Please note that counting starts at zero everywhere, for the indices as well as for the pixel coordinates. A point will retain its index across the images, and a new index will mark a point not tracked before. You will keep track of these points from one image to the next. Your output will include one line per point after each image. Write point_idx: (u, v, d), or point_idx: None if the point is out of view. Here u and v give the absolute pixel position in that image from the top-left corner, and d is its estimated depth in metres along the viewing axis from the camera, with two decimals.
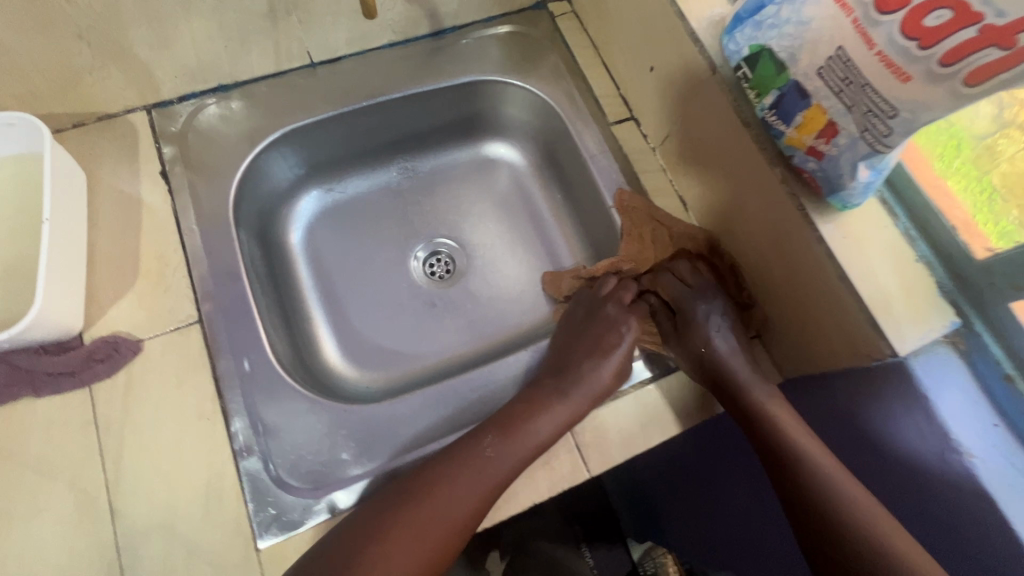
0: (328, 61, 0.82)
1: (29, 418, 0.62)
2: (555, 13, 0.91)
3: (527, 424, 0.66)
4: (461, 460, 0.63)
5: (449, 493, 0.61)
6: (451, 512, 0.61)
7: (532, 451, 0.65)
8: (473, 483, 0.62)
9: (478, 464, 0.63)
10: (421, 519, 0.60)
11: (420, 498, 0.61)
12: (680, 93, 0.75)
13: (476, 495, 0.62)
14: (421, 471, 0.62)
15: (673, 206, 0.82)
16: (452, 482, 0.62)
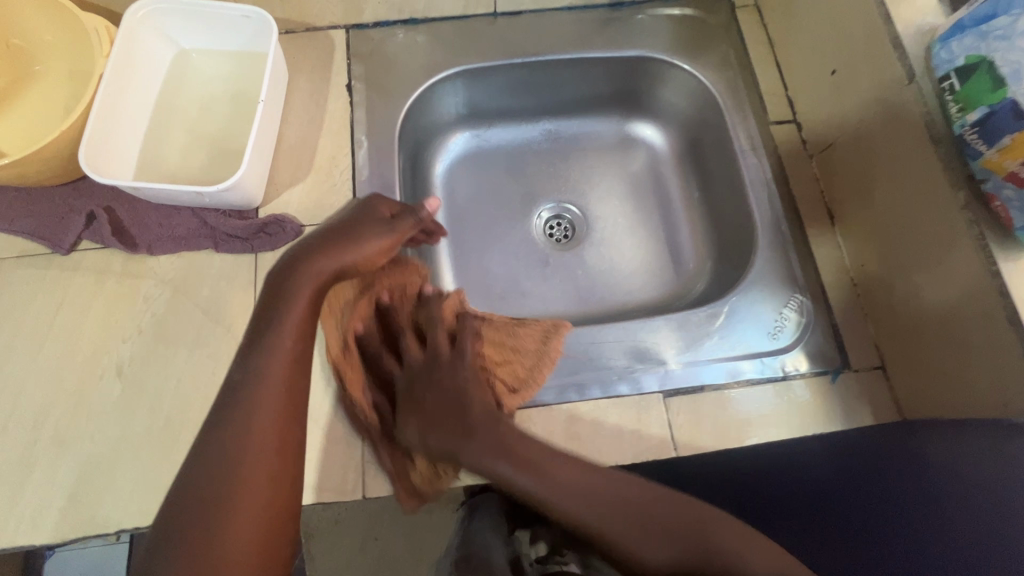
0: (510, 13, 0.87)
1: (207, 267, 0.72)
2: (736, 3, 0.90)
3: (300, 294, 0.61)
4: (268, 321, 0.59)
5: (244, 428, 0.53)
6: (253, 447, 0.52)
7: (283, 366, 0.56)
8: (262, 408, 0.54)
9: (279, 328, 0.58)
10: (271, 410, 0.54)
11: (257, 388, 0.55)
12: (859, 100, 0.72)
13: (267, 427, 0.53)
14: (218, 412, 0.54)
15: (818, 216, 0.79)
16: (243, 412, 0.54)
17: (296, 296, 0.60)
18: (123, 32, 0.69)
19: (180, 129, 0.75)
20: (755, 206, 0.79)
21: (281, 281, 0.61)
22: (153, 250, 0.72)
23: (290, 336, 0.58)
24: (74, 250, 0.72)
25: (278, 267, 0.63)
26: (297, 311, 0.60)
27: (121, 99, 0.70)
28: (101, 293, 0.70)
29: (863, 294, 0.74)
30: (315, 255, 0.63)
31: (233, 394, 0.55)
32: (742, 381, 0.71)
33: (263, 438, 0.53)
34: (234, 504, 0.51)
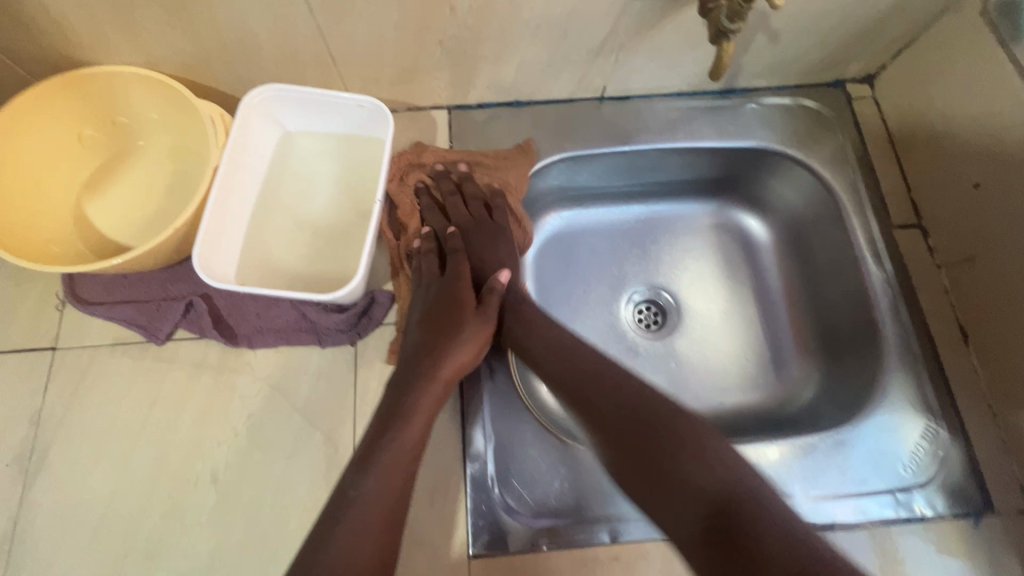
0: (618, 98, 0.84)
1: (305, 365, 0.69)
2: (852, 94, 0.86)
3: (414, 409, 0.58)
4: (385, 435, 0.56)
5: (354, 530, 0.49)
6: (354, 551, 0.48)
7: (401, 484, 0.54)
8: (370, 519, 0.50)
9: (394, 442, 0.55)
10: (376, 524, 0.50)
11: (366, 499, 0.51)
12: (1007, 220, 0.67)
13: (374, 537, 0.50)
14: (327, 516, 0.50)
15: (950, 334, 0.74)
16: (355, 516, 0.50)
17: (411, 407, 0.58)
18: (240, 118, 0.67)
19: (282, 215, 0.72)
20: (882, 319, 0.74)
21: (402, 390, 0.60)
22: (251, 342, 0.69)
23: (405, 454, 0.55)
24: (170, 339, 0.69)
25: (397, 377, 0.62)
26: (417, 425, 0.58)
27: (231, 186, 0.68)
28: (196, 388, 0.67)
29: (1005, 427, 0.69)
30: (438, 362, 0.62)
31: (341, 505, 0.51)
32: (875, 519, 0.66)
33: (366, 549, 0.49)
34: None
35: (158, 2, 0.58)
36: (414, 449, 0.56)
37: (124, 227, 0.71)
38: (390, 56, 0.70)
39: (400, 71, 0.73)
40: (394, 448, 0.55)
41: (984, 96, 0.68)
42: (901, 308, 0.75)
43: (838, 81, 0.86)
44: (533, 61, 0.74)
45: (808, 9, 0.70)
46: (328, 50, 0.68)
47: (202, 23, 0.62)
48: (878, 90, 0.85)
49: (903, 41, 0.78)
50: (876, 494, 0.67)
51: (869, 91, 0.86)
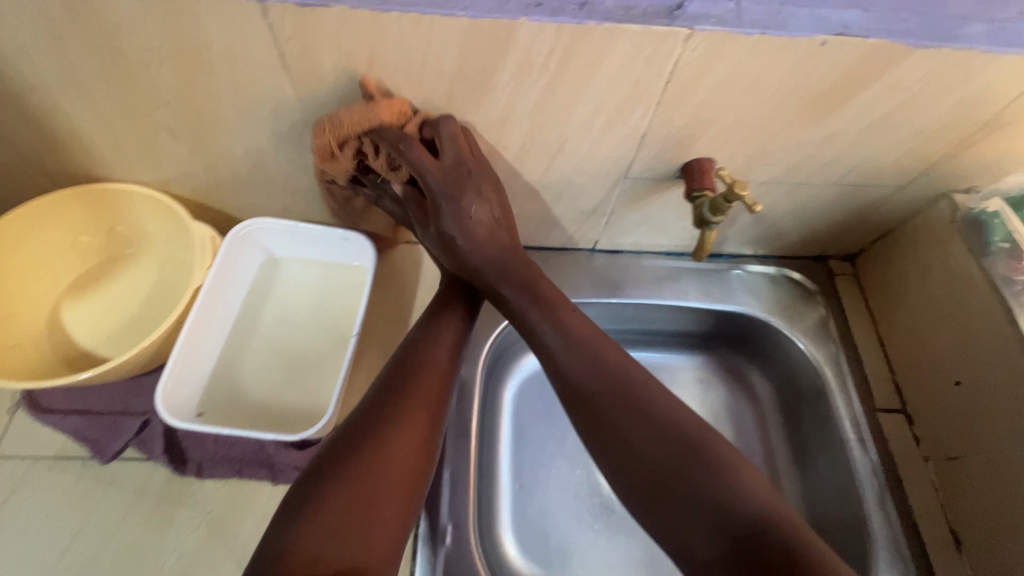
0: (609, 251, 0.87)
1: (254, 502, 0.65)
2: (834, 270, 0.89)
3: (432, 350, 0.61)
4: (407, 371, 0.58)
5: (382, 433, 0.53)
6: (383, 455, 0.51)
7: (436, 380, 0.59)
8: (403, 426, 0.54)
9: (411, 373, 0.58)
10: (395, 448, 0.52)
11: (392, 422, 0.54)
12: (993, 426, 0.66)
13: (405, 434, 0.53)
14: (366, 411, 0.54)
15: (941, 539, 0.69)
16: (381, 425, 0.53)
17: (439, 332, 0.63)
18: (227, 247, 0.69)
19: (260, 339, 0.72)
20: (869, 513, 0.70)
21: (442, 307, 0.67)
22: (201, 471, 0.65)
23: (441, 355, 0.61)
24: (115, 459, 0.66)
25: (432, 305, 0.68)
26: (448, 346, 0.63)
27: (209, 311, 0.68)
28: (130, 517, 0.63)
29: None
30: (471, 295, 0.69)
31: (368, 422, 0.54)
32: None
33: (394, 441, 0.52)
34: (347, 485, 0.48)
35: (182, 140, 0.63)
36: (438, 374, 0.59)
37: (104, 337, 0.72)
38: None
39: None
40: (419, 381, 0.58)
41: (962, 297, 0.70)
42: (888, 502, 0.71)
43: (820, 256, 0.90)
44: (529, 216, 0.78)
45: (789, 198, 0.75)
46: None
47: (220, 159, 0.66)
48: (858, 268, 0.89)
49: (880, 230, 0.82)
50: None
51: (850, 269, 0.89)
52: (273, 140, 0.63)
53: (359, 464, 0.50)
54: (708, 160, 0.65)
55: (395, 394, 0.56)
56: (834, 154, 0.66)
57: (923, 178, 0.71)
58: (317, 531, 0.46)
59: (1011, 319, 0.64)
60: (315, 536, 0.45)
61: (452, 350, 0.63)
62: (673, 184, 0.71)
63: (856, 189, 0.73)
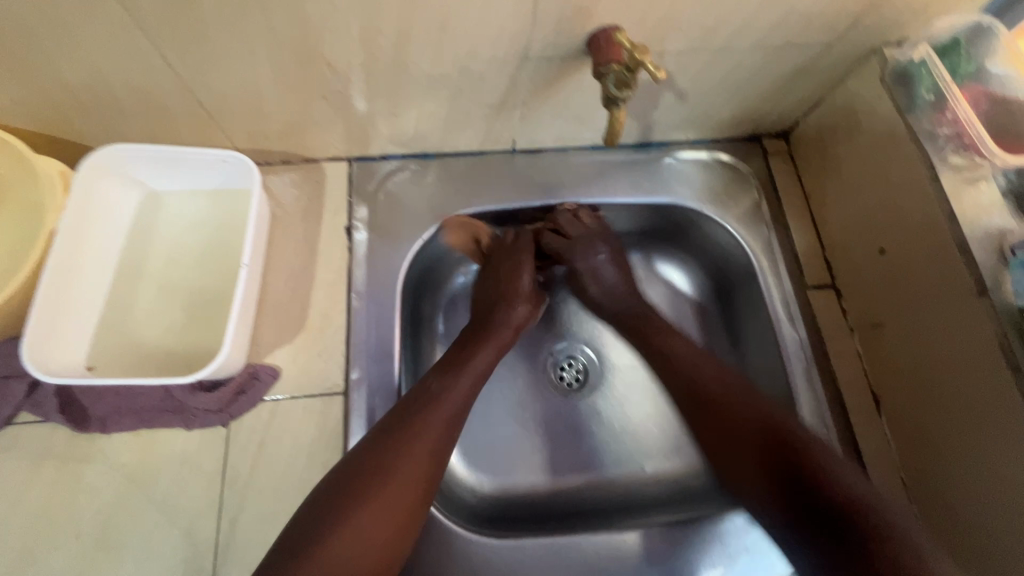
0: (529, 150, 0.80)
1: (168, 450, 0.62)
2: (769, 149, 0.85)
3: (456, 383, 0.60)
4: (430, 400, 0.58)
5: (408, 456, 0.54)
6: (404, 481, 0.53)
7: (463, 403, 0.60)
8: (421, 447, 0.55)
9: (433, 403, 0.58)
10: (406, 477, 0.53)
11: (402, 443, 0.55)
12: (912, 288, 0.65)
13: (426, 460, 0.55)
14: (389, 434, 0.55)
15: (863, 402, 0.72)
16: (404, 447, 0.54)
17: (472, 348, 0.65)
18: (80, 185, 0.60)
19: (148, 283, 0.65)
20: (796, 386, 0.72)
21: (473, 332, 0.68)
22: (106, 428, 0.61)
23: (465, 378, 0.61)
24: (9, 425, 0.61)
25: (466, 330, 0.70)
26: (480, 364, 0.64)
27: (76, 259, 0.60)
28: (36, 481, 0.59)
29: (915, 499, 0.67)
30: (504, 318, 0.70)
31: (380, 444, 0.55)
32: None
33: (412, 465, 0.54)
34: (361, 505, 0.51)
35: None
36: (466, 400, 0.60)
37: None
38: (272, 110, 0.65)
39: (288, 124, 0.68)
40: (433, 409, 0.57)
41: (887, 160, 0.67)
42: (814, 374, 0.72)
43: (754, 136, 0.85)
44: (432, 116, 0.70)
45: (712, 70, 0.68)
46: (200, 104, 0.62)
47: (47, 79, 0.56)
48: (793, 145, 0.84)
49: (812, 100, 0.77)
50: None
51: (786, 147, 0.85)
52: (99, 47, 0.53)
53: (374, 485, 0.52)
54: (613, 27, 0.58)
55: (405, 419, 0.56)
56: (752, 9, 0.59)
57: (851, 33, 0.65)
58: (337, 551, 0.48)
59: (932, 176, 0.62)
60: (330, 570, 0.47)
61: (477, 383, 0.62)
62: (582, 64, 0.63)
63: (783, 54, 0.67)
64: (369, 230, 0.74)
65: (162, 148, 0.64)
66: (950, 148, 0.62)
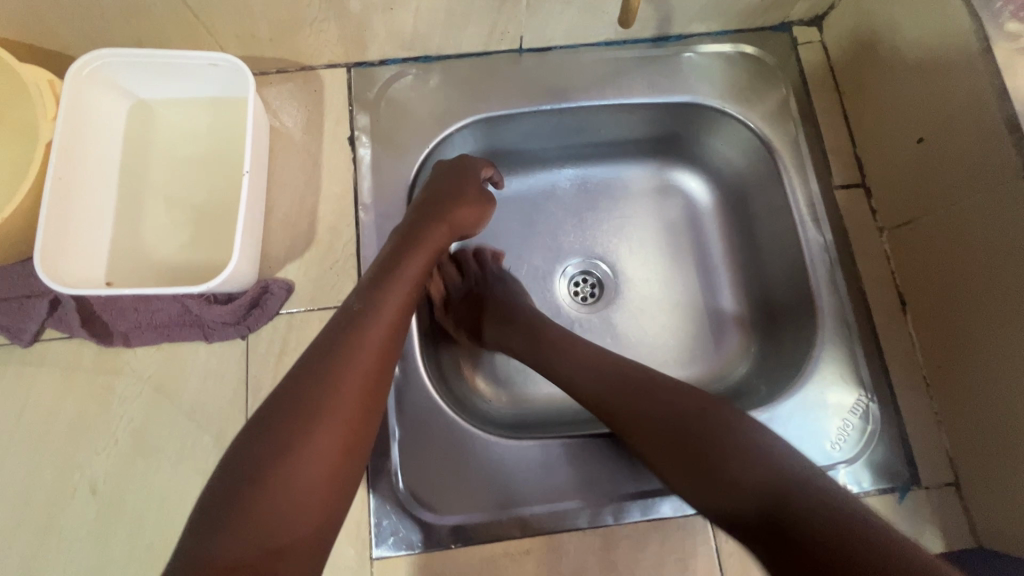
0: (537, 49, 0.75)
1: (192, 362, 0.63)
2: (798, 38, 0.78)
3: (369, 324, 0.50)
4: (342, 349, 0.48)
5: (331, 390, 0.46)
6: (331, 419, 0.45)
7: (387, 331, 0.51)
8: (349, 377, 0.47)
9: (347, 353, 0.48)
10: (339, 412, 0.46)
11: (325, 398, 0.45)
12: (950, 178, 0.61)
13: (356, 388, 0.47)
14: (305, 369, 0.47)
15: (887, 302, 0.70)
16: (328, 383, 0.46)
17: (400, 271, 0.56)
18: (68, 93, 0.58)
19: (154, 199, 0.65)
20: (819, 289, 0.69)
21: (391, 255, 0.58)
22: (129, 342, 0.62)
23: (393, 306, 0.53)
24: (38, 340, 0.62)
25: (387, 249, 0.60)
26: (406, 284, 0.55)
27: (76, 173, 0.59)
28: (70, 393, 0.61)
29: (937, 397, 0.66)
30: (422, 234, 0.61)
31: (293, 399, 0.45)
32: None
33: (343, 399, 0.46)
34: (287, 459, 0.43)
35: None
36: (383, 341, 0.50)
37: None
38: (260, 7, 0.60)
39: (278, 24, 0.64)
40: (352, 360, 0.48)
41: (932, 38, 0.61)
42: (837, 277, 0.70)
43: (782, 24, 0.78)
44: (432, 9, 0.65)
45: None
46: (184, 3, 0.58)
47: None
48: (826, 33, 0.77)
49: None
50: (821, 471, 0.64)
51: (817, 36, 0.78)
52: None
53: (294, 453, 0.43)
54: None
55: (322, 371, 0.47)
56: None
57: None
58: (252, 533, 0.40)
59: (984, 49, 0.55)
60: (262, 529, 0.41)
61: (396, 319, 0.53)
62: None
63: None
64: (372, 140, 0.70)
65: (148, 52, 0.60)
66: (1008, 15, 0.55)
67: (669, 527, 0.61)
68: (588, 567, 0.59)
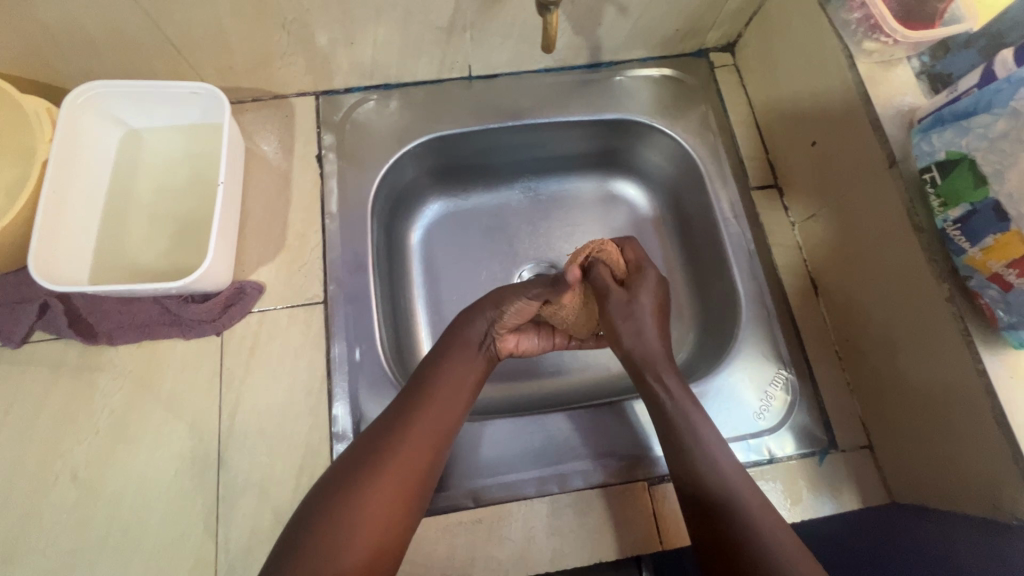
0: (485, 76, 0.85)
1: (170, 357, 0.69)
2: (715, 63, 0.89)
3: (405, 440, 0.58)
4: (410, 412, 0.60)
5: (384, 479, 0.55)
6: (381, 506, 0.54)
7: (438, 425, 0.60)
8: (401, 467, 0.57)
9: (413, 415, 0.60)
10: (386, 500, 0.55)
11: (392, 451, 0.57)
12: (839, 174, 0.70)
13: (407, 478, 0.57)
14: (364, 457, 0.57)
15: (802, 288, 0.78)
16: (377, 473, 0.56)
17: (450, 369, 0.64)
18: (65, 118, 0.66)
19: (138, 212, 0.72)
20: (741, 277, 0.77)
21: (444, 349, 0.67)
22: (112, 340, 0.68)
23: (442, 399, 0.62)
24: (27, 341, 0.68)
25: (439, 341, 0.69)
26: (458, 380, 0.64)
27: (67, 188, 0.66)
28: (55, 389, 0.67)
29: (849, 370, 0.74)
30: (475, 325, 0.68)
31: (346, 486, 0.55)
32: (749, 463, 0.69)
33: (393, 487, 0.56)
34: (335, 542, 0.52)
35: None
36: (432, 433, 0.60)
37: None
38: (234, 43, 0.69)
39: (252, 57, 0.73)
40: (406, 438, 0.58)
41: (814, 58, 0.71)
42: (756, 267, 0.78)
43: (700, 52, 0.89)
44: (387, 42, 0.75)
45: None
46: (168, 39, 0.67)
47: (25, 21, 0.61)
48: (738, 58, 0.88)
49: (751, 9, 0.81)
50: (747, 438, 0.70)
51: (731, 60, 0.89)
52: None
53: (364, 491, 0.55)
54: None
55: (366, 475, 0.56)
56: None
57: None
58: None
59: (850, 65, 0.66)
60: None
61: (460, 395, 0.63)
62: None
63: None
64: (338, 157, 0.79)
65: (136, 83, 0.68)
66: (863, 34, 0.65)
67: (610, 495, 0.66)
68: (536, 534, 0.64)
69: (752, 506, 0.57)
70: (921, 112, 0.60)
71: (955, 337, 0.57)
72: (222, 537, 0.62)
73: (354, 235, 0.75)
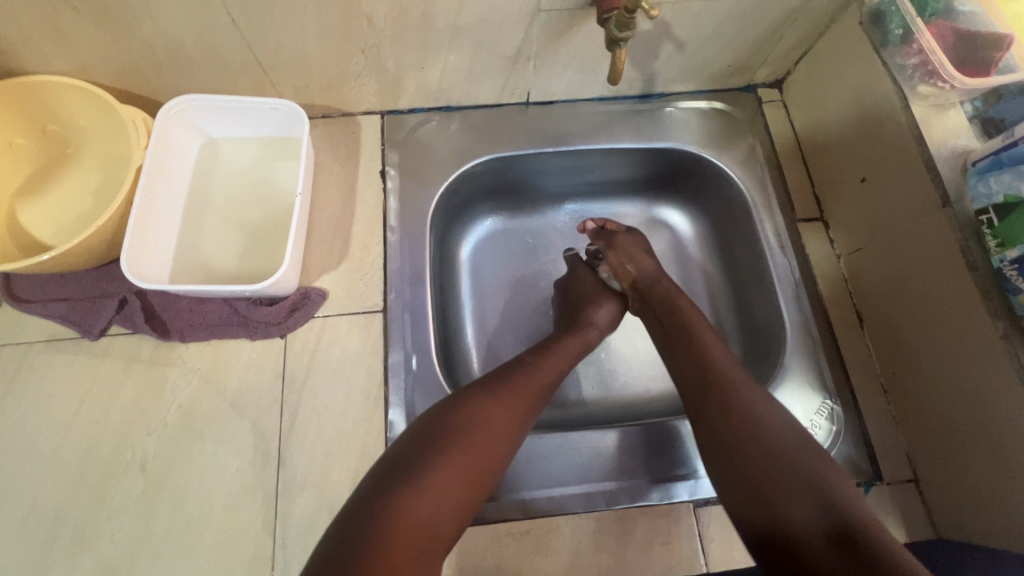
0: (542, 102, 0.89)
1: (236, 356, 0.72)
2: (763, 98, 0.92)
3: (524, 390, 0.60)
4: (524, 374, 0.62)
5: (502, 421, 0.56)
6: (494, 447, 0.55)
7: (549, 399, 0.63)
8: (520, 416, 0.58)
9: (518, 394, 0.59)
10: (500, 439, 0.55)
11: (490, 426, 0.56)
12: (889, 210, 0.72)
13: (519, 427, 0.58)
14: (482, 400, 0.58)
15: (848, 319, 0.79)
16: (497, 414, 0.57)
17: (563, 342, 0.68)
18: (159, 127, 0.71)
19: (214, 217, 0.76)
20: (786, 306, 0.79)
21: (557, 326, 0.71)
22: (184, 337, 0.71)
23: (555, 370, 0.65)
24: (104, 334, 0.72)
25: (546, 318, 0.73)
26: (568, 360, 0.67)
27: (155, 192, 0.71)
28: (128, 381, 0.70)
29: (894, 402, 0.74)
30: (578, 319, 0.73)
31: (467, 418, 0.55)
32: None
33: (507, 431, 0.56)
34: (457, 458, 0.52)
35: (88, 19, 0.62)
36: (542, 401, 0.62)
37: (57, 232, 0.74)
38: (316, 64, 0.74)
39: (328, 78, 0.77)
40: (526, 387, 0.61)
41: (867, 98, 0.74)
42: (803, 297, 0.80)
43: (749, 87, 0.92)
44: (455, 69, 0.79)
45: (706, 19, 0.75)
46: (256, 59, 0.72)
47: (134, 40, 0.66)
48: (786, 94, 0.92)
49: (803, 48, 0.84)
50: None
51: (779, 96, 0.92)
52: (180, 9, 0.62)
53: (486, 423, 0.55)
54: None
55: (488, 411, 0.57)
56: None
57: None
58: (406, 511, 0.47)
59: (905, 106, 0.68)
60: (409, 511, 0.47)
61: (540, 394, 0.61)
62: (587, 15, 0.71)
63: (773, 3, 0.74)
64: (400, 173, 0.83)
65: (223, 97, 0.73)
66: (919, 78, 0.68)
67: (655, 513, 0.67)
68: (582, 548, 0.66)
69: (817, 481, 0.50)
70: (975, 155, 0.62)
71: (1009, 375, 0.58)
72: (280, 532, 0.65)
73: (413, 249, 0.78)
